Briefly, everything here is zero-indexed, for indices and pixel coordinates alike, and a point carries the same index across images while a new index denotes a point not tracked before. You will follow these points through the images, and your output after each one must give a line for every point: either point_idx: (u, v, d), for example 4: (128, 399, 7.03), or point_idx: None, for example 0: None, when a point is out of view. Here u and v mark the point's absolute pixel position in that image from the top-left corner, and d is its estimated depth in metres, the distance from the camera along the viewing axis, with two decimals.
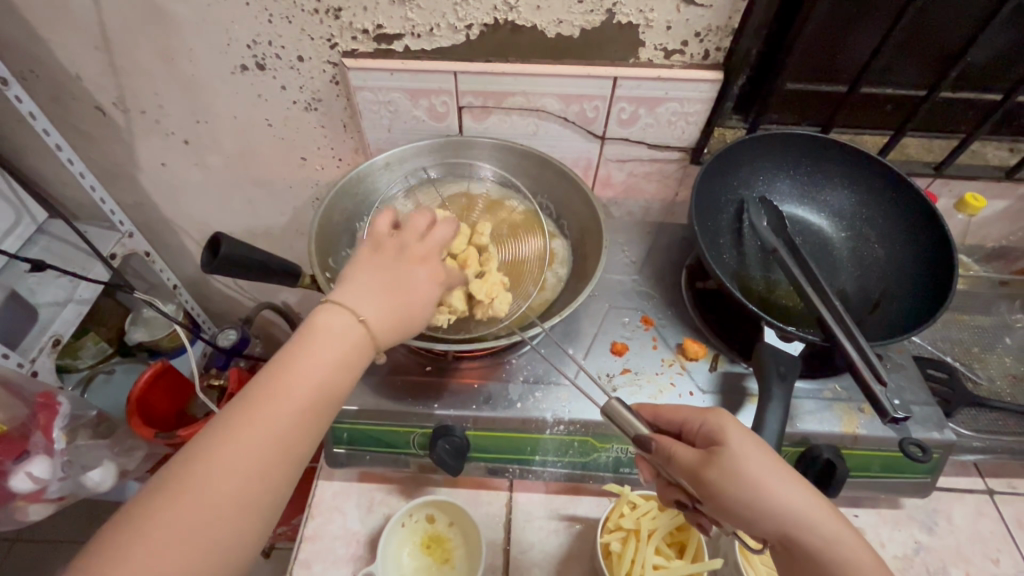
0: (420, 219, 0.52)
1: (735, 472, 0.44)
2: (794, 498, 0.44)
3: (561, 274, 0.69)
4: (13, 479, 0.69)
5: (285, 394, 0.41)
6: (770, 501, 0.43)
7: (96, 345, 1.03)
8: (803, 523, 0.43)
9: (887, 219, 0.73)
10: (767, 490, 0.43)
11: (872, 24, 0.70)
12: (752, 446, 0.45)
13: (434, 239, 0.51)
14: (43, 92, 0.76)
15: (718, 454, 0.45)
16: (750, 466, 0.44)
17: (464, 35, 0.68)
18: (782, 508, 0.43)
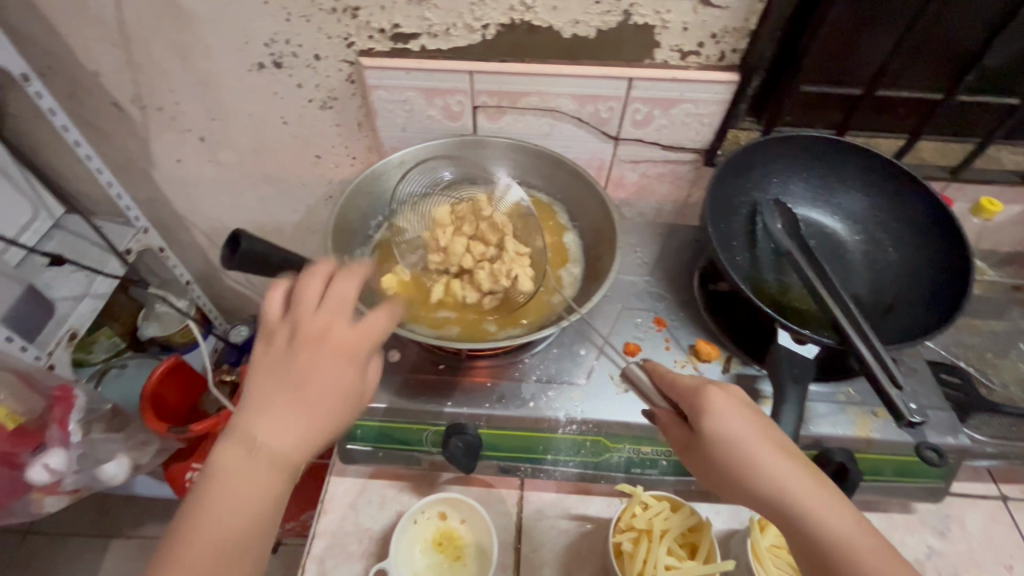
0: (313, 284, 0.47)
1: (720, 439, 0.46)
2: (782, 469, 0.44)
3: (576, 272, 0.70)
4: (31, 471, 0.73)
5: (194, 542, 0.41)
6: (756, 469, 0.45)
7: (109, 340, 1.06)
8: (791, 495, 0.43)
9: (900, 222, 0.73)
10: (751, 458, 0.45)
11: (888, 27, 0.70)
12: (742, 414, 0.46)
13: (337, 299, 0.47)
14: (61, 89, 0.77)
15: (704, 421, 0.46)
16: (735, 435, 0.45)
17: (481, 35, 0.68)
18: (768, 477, 0.44)
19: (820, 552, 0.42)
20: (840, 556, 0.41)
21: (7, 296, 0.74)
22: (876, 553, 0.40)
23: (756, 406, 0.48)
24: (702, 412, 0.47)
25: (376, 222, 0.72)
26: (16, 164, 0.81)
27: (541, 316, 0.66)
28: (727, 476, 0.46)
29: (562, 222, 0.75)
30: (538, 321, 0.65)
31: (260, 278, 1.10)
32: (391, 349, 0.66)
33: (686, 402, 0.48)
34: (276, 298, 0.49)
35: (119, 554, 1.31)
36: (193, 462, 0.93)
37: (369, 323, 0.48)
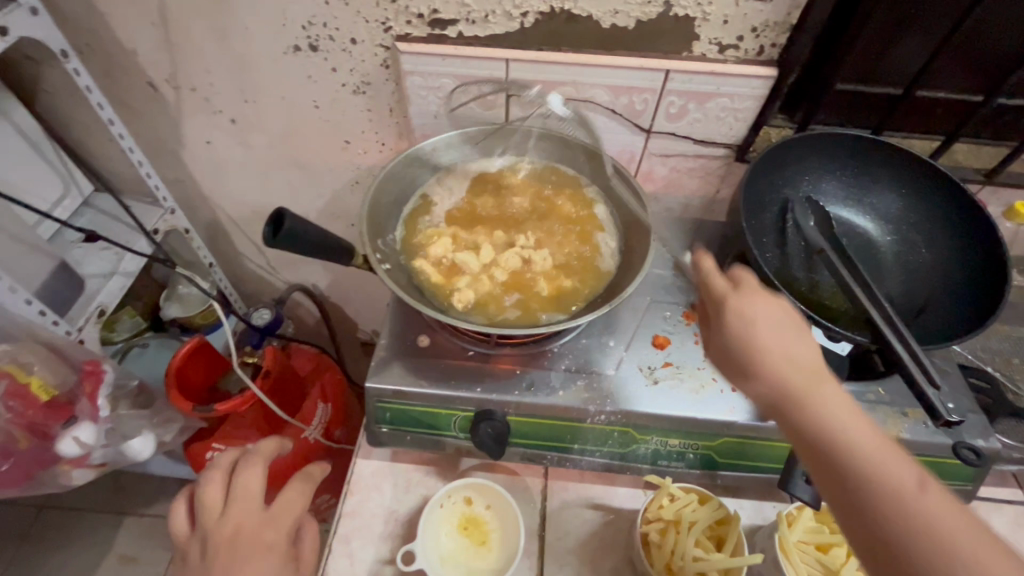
0: (215, 489, 0.55)
1: (734, 334, 0.47)
2: (790, 364, 0.44)
3: (613, 243, 0.70)
4: (61, 443, 0.73)
5: None
6: (762, 360, 0.45)
7: (131, 319, 1.06)
8: (793, 384, 0.43)
9: (933, 223, 0.72)
10: (760, 352, 0.45)
11: (930, 27, 0.69)
12: (761, 316, 0.47)
13: (242, 492, 0.55)
14: (97, 66, 0.78)
15: (723, 321, 0.48)
16: (748, 332, 0.46)
17: (519, 23, 0.68)
18: (773, 369, 0.44)
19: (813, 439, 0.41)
20: (834, 444, 0.40)
21: (41, 271, 0.76)
22: (871, 444, 0.39)
23: (783, 313, 0.47)
24: (722, 312, 0.48)
25: (406, 207, 0.72)
26: (49, 140, 0.82)
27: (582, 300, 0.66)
28: (736, 370, 0.47)
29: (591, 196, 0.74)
30: (578, 304, 0.65)
31: (282, 262, 1.10)
32: (421, 334, 0.67)
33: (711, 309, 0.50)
34: (183, 518, 0.56)
35: (133, 530, 1.33)
36: (214, 441, 0.93)
37: (278, 509, 0.56)
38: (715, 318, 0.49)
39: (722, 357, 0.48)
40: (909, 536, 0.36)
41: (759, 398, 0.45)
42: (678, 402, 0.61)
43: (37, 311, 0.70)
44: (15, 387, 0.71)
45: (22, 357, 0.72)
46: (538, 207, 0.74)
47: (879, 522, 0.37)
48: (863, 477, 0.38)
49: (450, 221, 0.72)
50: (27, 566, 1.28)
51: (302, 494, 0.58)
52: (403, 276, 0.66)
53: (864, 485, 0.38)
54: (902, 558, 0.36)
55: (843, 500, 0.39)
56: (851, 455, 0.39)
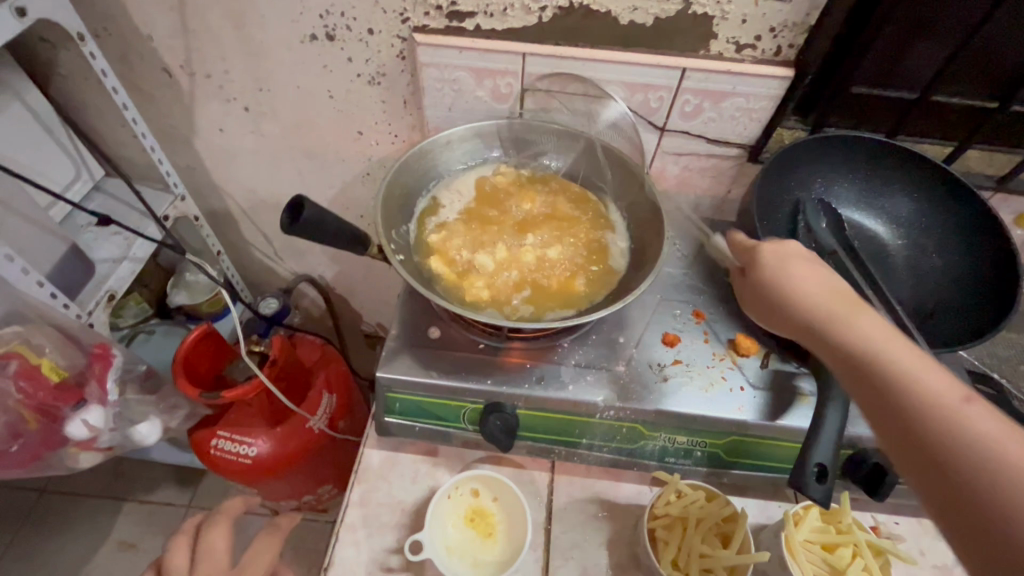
0: (182, 553, 0.64)
1: (775, 276, 0.53)
2: (831, 297, 0.49)
3: (623, 242, 0.71)
4: (69, 426, 0.74)
5: None
6: (803, 294, 0.50)
7: (138, 306, 1.06)
8: (833, 312, 0.48)
9: (946, 229, 0.72)
10: (801, 288, 0.51)
11: (949, 32, 0.69)
12: (803, 261, 0.53)
13: (207, 553, 0.64)
14: (113, 51, 0.78)
15: (763, 266, 0.54)
16: (788, 274, 0.52)
17: (537, 17, 0.68)
18: (814, 300, 0.49)
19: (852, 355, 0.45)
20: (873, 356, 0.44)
21: (53, 254, 0.76)
22: (909, 358, 0.42)
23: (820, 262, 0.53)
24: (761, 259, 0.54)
25: (418, 199, 0.73)
26: (62, 124, 0.82)
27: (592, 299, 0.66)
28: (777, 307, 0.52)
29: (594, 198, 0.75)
30: (588, 302, 0.65)
31: (290, 253, 1.10)
32: (432, 325, 0.67)
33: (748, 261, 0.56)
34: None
35: (134, 516, 1.33)
36: (218, 429, 0.93)
37: (245, 566, 0.64)
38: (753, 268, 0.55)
39: (764, 297, 0.53)
40: (940, 431, 0.38)
41: (802, 328, 0.50)
42: (687, 399, 0.61)
43: (49, 293, 0.70)
44: (25, 367, 0.71)
45: (32, 338, 0.72)
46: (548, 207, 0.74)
47: (913, 419, 0.40)
48: (898, 381, 0.41)
49: (461, 219, 0.72)
50: (29, 548, 1.28)
51: (270, 548, 0.66)
52: (415, 268, 0.66)
53: (899, 388, 0.41)
54: (937, 451, 0.38)
55: (879, 405, 0.42)
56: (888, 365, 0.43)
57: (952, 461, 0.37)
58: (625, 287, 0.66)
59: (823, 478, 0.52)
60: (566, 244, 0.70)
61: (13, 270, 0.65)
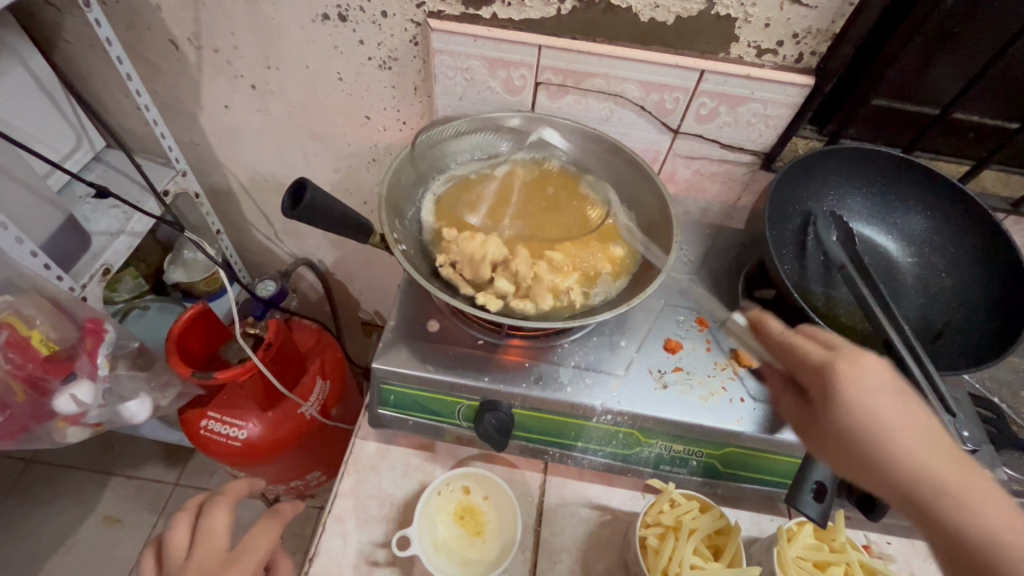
0: (182, 531, 0.62)
1: (863, 417, 0.42)
2: (928, 448, 0.41)
3: (604, 190, 0.74)
4: (57, 399, 0.72)
5: None
6: (898, 447, 0.41)
7: (134, 281, 1.05)
8: (936, 477, 0.40)
9: (958, 250, 0.71)
10: (899, 443, 0.41)
11: (976, 49, 0.67)
12: (893, 403, 0.42)
13: (206, 534, 0.61)
14: (120, 19, 0.76)
15: (857, 395, 0.42)
16: (893, 421, 0.41)
17: (555, 9, 0.66)
18: (917, 460, 0.40)
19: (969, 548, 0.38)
20: (998, 559, 0.37)
21: (50, 225, 0.74)
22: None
23: (896, 382, 0.43)
24: (855, 390, 0.42)
25: (423, 188, 0.71)
26: (64, 91, 0.81)
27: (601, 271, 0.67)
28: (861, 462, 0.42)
29: (575, 170, 0.76)
30: (597, 274, 0.67)
31: (290, 235, 1.09)
32: (430, 318, 0.66)
33: (830, 386, 0.44)
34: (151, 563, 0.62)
35: (121, 491, 1.32)
36: (209, 410, 0.93)
37: (242, 550, 0.60)
38: (827, 398, 0.44)
39: (842, 443, 0.43)
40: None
41: (897, 495, 0.41)
42: (685, 408, 0.60)
43: (42, 264, 0.70)
44: (16, 339, 0.70)
45: (23, 308, 0.71)
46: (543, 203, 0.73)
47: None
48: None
49: (456, 213, 0.70)
50: (15, 516, 1.28)
51: (271, 532, 0.63)
52: (418, 258, 0.65)
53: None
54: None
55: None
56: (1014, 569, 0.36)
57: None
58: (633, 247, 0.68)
59: (821, 497, 0.51)
60: (572, 233, 0.70)
61: (8, 240, 0.64)
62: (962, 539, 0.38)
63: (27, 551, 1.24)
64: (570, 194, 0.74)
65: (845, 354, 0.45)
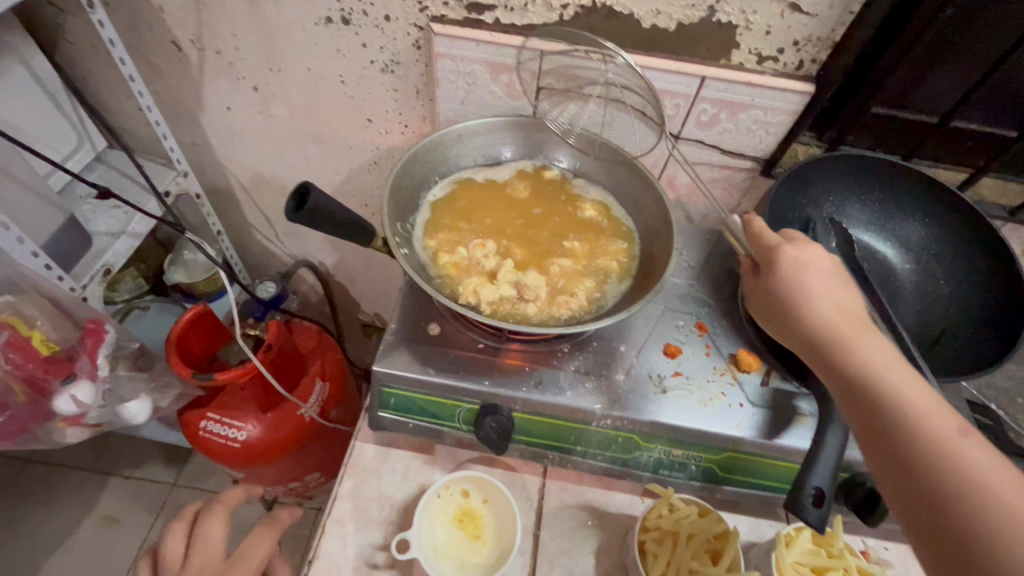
0: (178, 541, 0.62)
1: (788, 280, 0.52)
2: (839, 306, 0.50)
3: (594, 191, 0.75)
4: (57, 400, 0.72)
5: None
6: (813, 300, 0.50)
7: (134, 281, 1.06)
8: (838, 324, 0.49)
9: (955, 257, 0.72)
10: (816, 298, 0.50)
11: (977, 58, 0.67)
12: (821, 273, 0.52)
13: (203, 542, 0.61)
14: (123, 20, 0.76)
15: (785, 260, 0.53)
16: (810, 284, 0.51)
17: (558, 15, 0.67)
18: (824, 313, 0.50)
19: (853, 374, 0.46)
20: (874, 382, 0.44)
21: (51, 225, 0.75)
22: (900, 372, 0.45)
23: (832, 268, 0.53)
24: (783, 257, 0.53)
25: (424, 194, 0.72)
26: (66, 91, 0.81)
27: (606, 275, 0.68)
28: (785, 315, 0.52)
29: (569, 179, 0.76)
30: (599, 277, 0.67)
31: (290, 236, 1.09)
32: (431, 321, 0.66)
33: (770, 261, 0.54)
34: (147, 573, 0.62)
35: (118, 491, 1.32)
36: (208, 411, 0.93)
37: (239, 557, 0.61)
38: (770, 269, 0.54)
39: (775, 304, 0.53)
40: (928, 447, 0.40)
41: (809, 340, 0.50)
42: (684, 412, 0.60)
43: (43, 265, 0.71)
44: (17, 340, 0.69)
45: (23, 308, 0.71)
46: (544, 211, 0.73)
47: (904, 438, 0.41)
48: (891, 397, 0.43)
49: (457, 219, 0.71)
50: (12, 515, 1.28)
51: (267, 541, 0.63)
52: (418, 263, 0.65)
53: (893, 407, 0.43)
54: (927, 474, 0.40)
55: (873, 425, 0.43)
56: (883, 384, 0.44)
57: (933, 480, 0.39)
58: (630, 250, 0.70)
59: (821, 503, 0.50)
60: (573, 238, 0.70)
61: (9, 240, 0.65)
62: (846, 371, 0.46)
63: (23, 550, 1.24)
64: (566, 200, 0.74)
65: (795, 243, 0.55)
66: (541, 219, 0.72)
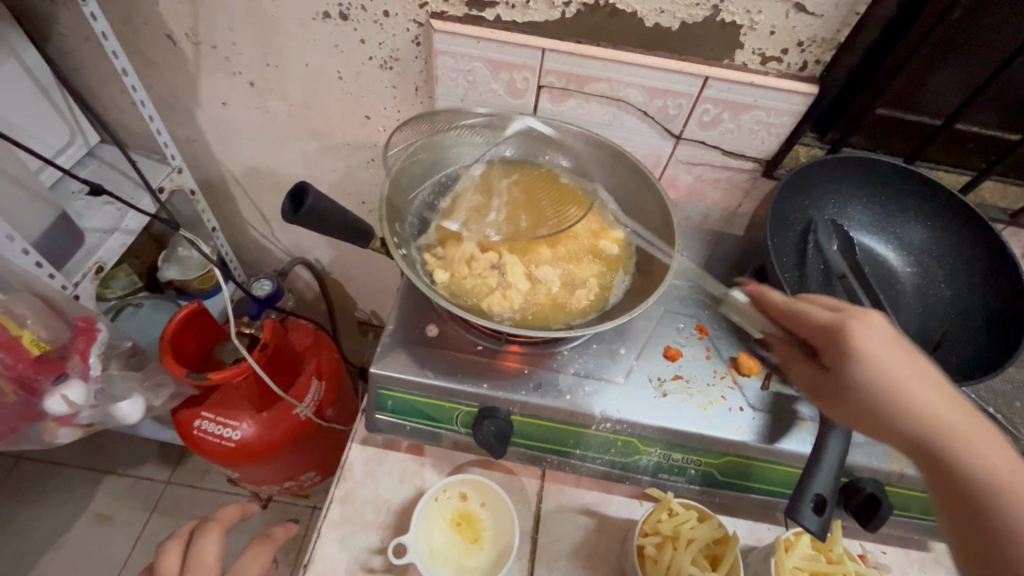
0: (174, 558, 0.63)
1: (874, 364, 0.44)
2: (926, 388, 0.44)
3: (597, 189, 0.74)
4: (49, 400, 0.72)
5: None
6: (900, 386, 0.43)
7: (127, 278, 1.04)
8: (939, 421, 0.42)
9: (957, 259, 0.71)
10: (901, 384, 0.43)
11: (983, 60, 0.67)
12: (900, 356, 0.44)
13: (197, 562, 0.62)
14: (116, 12, 0.74)
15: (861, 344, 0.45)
16: (896, 367, 0.44)
17: (560, 12, 0.66)
18: (919, 402, 0.43)
19: (968, 488, 0.40)
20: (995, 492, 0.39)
21: (41, 222, 0.73)
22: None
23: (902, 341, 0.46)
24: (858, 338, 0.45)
25: (423, 192, 0.71)
26: (58, 84, 0.80)
27: (610, 278, 0.67)
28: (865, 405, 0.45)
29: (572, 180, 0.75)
30: (604, 279, 0.67)
31: (286, 234, 1.08)
32: (429, 323, 0.65)
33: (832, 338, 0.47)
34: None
35: (111, 490, 1.31)
36: (204, 410, 0.92)
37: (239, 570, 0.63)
38: (833, 345, 0.46)
39: (847, 389, 0.46)
40: None
41: (906, 441, 0.43)
42: (685, 415, 0.60)
43: (33, 262, 0.69)
44: (6, 339, 0.68)
45: (14, 307, 0.69)
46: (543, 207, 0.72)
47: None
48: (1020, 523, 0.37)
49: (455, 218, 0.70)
50: (4, 514, 1.27)
51: (263, 556, 0.65)
52: (417, 263, 0.65)
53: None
54: None
55: (995, 552, 0.38)
56: (1006, 502, 0.38)
57: None
58: (634, 249, 0.69)
59: (821, 510, 0.50)
60: (575, 238, 0.70)
61: None
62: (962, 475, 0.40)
63: (15, 549, 1.22)
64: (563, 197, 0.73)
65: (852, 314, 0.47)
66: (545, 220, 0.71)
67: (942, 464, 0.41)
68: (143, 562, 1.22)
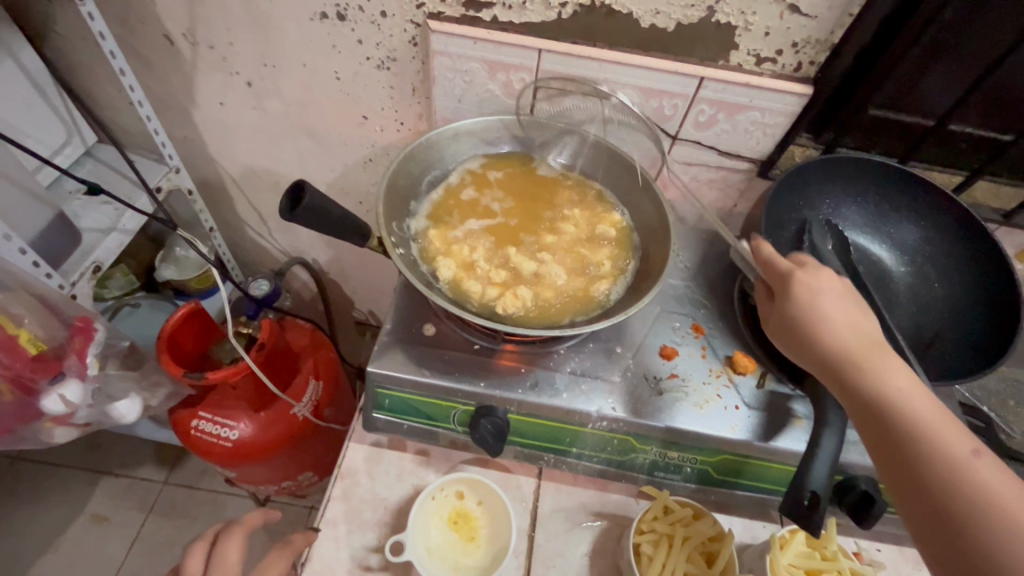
0: (198, 558, 0.63)
1: (804, 304, 0.51)
2: (846, 322, 0.50)
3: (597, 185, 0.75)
4: (45, 400, 0.71)
5: None
6: (826, 321, 0.50)
7: (124, 278, 1.04)
8: (853, 350, 0.48)
9: (949, 258, 0.72)
10: (829, 319, 0.50)
11: (975, 61, 0.67)
12: (831, 294, 0.51)
13: (220, 561, 0.63)
14: (113, 12, 0.74)
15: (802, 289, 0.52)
16: (826, 306, 0.50)
17: (556, 13, 0.66)
18: (838, 335, 0.49)
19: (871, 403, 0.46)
20: (895, 406, 0.45)
21: (38, 222, 0.73)
22: (921, 403, 0.44)
23: (844, 290, 0.52)
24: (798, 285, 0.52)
25: (420, 191, 0.71)
26: (54, 84, 0.80)
27: (612, 275, 0.67)
28: (799, 339, 0.51)
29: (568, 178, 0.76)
30: (611, 276, 0.67)
31: (284, 234, 1.09)
32: (427, 322, 0.66)
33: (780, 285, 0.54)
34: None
35: (107, 490, 1.31)
36: (200, 410, 0.92)
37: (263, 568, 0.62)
38: (781, 292, 0.53)
39: (786, 326, 0.52)
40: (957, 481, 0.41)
41: (825, 368, 0.49)
42: (681, 414, 0.60)
43: (32, 261, 0.71)
44: (5, 339, 0.68)
45: (10, 307, 0.69)
46: (540, 204, 0.73)
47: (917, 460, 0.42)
48: (912, 429, 0.43)
49: (452, 217, 0.70)
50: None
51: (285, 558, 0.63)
52: (413, 261, 0.65)
53: (913, 442, 0.43)
54: (935, 493, 0.41)
55: (893, 453, 0.44)
56: (902, 414, 0.44)
57: (965, 511, 0.40)
58: (634, 247, 0.69)
59: (812, 505, 0.51)
60: (573, 236, 0.70)
61: None
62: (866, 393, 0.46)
63: (10, 550, 1.22)
64: (559, 195, 0.74)
65: (807, 269, 0.54)
66: (542, 218, 0.72)
67: (851, 385, 0.47)
68: (140, 562, 1.22)
